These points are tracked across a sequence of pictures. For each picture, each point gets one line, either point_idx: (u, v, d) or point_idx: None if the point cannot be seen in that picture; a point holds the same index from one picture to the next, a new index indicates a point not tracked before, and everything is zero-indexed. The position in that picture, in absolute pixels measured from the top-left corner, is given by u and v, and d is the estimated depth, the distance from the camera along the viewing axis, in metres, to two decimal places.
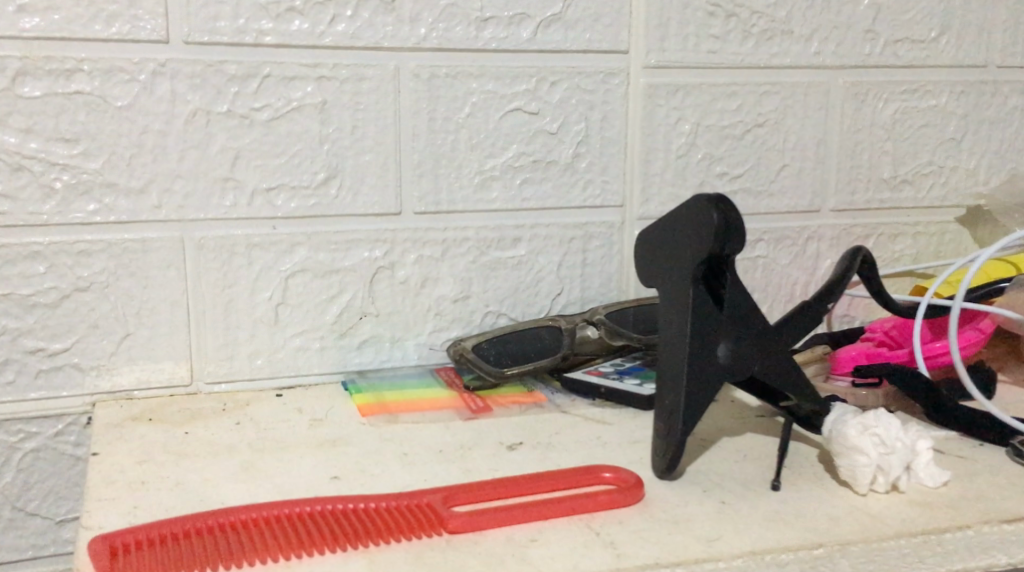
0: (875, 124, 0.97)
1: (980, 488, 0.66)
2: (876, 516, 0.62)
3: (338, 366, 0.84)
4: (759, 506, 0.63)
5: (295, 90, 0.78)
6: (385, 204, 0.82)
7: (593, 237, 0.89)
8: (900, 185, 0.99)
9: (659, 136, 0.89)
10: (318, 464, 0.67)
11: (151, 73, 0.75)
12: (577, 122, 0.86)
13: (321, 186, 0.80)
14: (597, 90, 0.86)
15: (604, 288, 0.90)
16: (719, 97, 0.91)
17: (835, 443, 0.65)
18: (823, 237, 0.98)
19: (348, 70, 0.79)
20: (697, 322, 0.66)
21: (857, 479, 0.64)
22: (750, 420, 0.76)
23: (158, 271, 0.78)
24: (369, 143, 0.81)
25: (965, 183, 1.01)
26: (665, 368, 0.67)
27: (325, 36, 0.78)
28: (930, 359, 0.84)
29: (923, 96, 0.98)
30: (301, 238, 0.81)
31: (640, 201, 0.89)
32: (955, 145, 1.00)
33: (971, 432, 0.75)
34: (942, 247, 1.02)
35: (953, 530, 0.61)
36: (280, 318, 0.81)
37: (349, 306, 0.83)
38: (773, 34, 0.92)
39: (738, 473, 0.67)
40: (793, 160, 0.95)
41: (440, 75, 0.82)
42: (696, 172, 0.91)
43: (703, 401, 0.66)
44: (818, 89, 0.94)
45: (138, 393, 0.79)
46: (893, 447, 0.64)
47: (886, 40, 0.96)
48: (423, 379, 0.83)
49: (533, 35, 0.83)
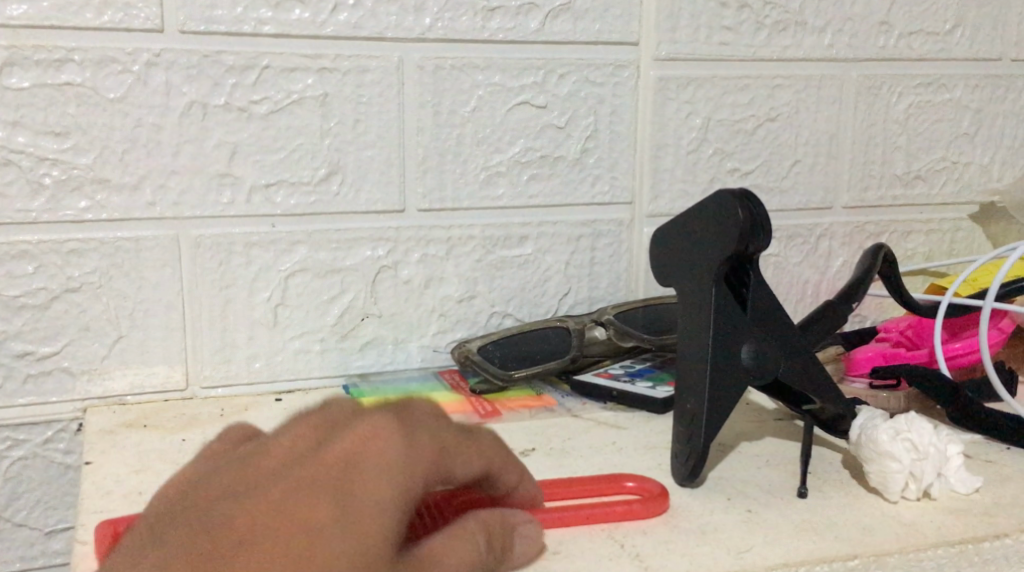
0: (889, 119, 0.91)
1: (1014, 495, 0.63)
2: (909, 524, 0.59)
3: (338, 369, 0.81)
4: (787, 515, 0.60)
5: (295, 82, 0.75)
6: (388, 201, 0.79)
7: (602, 234, 0.85)
8: (913, 181, 0.94)
9: (670, 131, 0.85)
10: None
11: (145, 64, 0.72)
12: (586, 116, 0.83)
13: (321, 182, 0.77)
14: (607, 82, 0.83)
15: (613, 288, 0.87)
16: (729, 90, 0.86)
17: (864, 449, 0.62)
18: (835, 235, 0.93)
19: (350, 61, 0.76)
20: (721, 323, 0.63)
21: (889, 486, 0.61)
22: (768, 423, 0.73)
23: (152, 271, 0.75)
24: (373, 137, 0.78)
25: (978, 179, 0.95)
26: (686, 371, 0.64)
27: (326, 25, 0.75)
28: (952, 360, 0.81)
29: (937, 90, 0.92)
30: (301, 236, 0.77)
31: (650, 198, 0.86)
32: (969, 140, 0.94)
33: (998, 435, 0.72)
34: (955, 245, 0.96)
35: (991, 539, 0.58)
36: (280, 320, 0.78)
37: (351, 307, 0.80)
38: (787, 25, 0.86)
39: (762, 479, 0.64)
40: (806, 156, 0.90)
41: (446, 67, 0.78)
42: (706, 168, 0.87)
43: (726, 405, 0.63)
44: (832, 82, 0.89)
45: (131, 399, 0.76)
46: (926, 452, 0.61)
47: (901, 32, 0.90)
48: (425, 382, 0.80)
49: (541, 26, 0.80)
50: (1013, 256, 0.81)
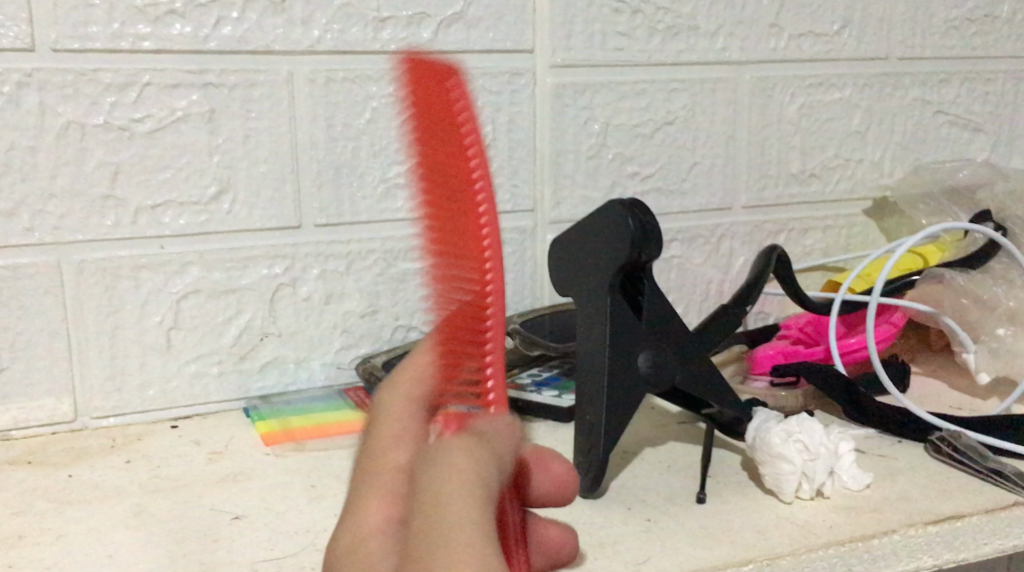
0: (783, 120, 0.92)
1: (904, 490, 0.65)
2: (803, 526, 0.60)
3: (240, 392, 0.79)
4: (685, 522, 0.60)
5: (179, 98, 0.73)
6: (283, 218, 0.77)
7: (505, 243, 0.85)
8: (809, 180, 0.95)
9: (568, 137, 0.85)
10: (218, 503, 0.63)
11: (16, 85, 0.70)
12: (484, 125, 0.82)
13: (211, 201, 0.75)
14: (504, 90, 0.82)
15: (518, 296, 0.86)
16: (627, 95, 0.86)
17: (759, 452, 0.63)
18: (736, 235, 0.93)
19: (236, 75, 0.74)
20: (616, 334, 0.63)
21: (782, 487, 0.62)
22: (671, 428, 0.73)
23: (34, 298, 0.73)
24: (264, 152, 0.76)
25: (872, 176, 0.97)
26: (581, 384, 0.64)
27: (209, 40, 0.73)
28: (847, 355, 0.83)
29: (828, 89, 0.94)
30: (191, 257, 0.75)
31: (552, 205, 0.85)
32: (861, 138, 0.96)
33: (890, 429, 0.73)
34: (851, 240, 0.98)
35: (880, 535, 0.59)
36: (173, 344, 0.76)
37: (248, 327, 0.78)
38: (680, 29, 0.87)
39: (661, 486, 0.65)
40: (705, 159, 0.91)
41: (337, 79, 0.77)
42: (606, 173, 0.87)
43: (624, 416, 0.63)
44: (726, 85, 0.90)
45: (17, 433, 0.74)
46: (817, 453, 0.62)
47: (790, 34, 0.91)
48: (331, 402, 0.78)
49: (434, 35, 0.79)
50: (898, 252, 0.83)
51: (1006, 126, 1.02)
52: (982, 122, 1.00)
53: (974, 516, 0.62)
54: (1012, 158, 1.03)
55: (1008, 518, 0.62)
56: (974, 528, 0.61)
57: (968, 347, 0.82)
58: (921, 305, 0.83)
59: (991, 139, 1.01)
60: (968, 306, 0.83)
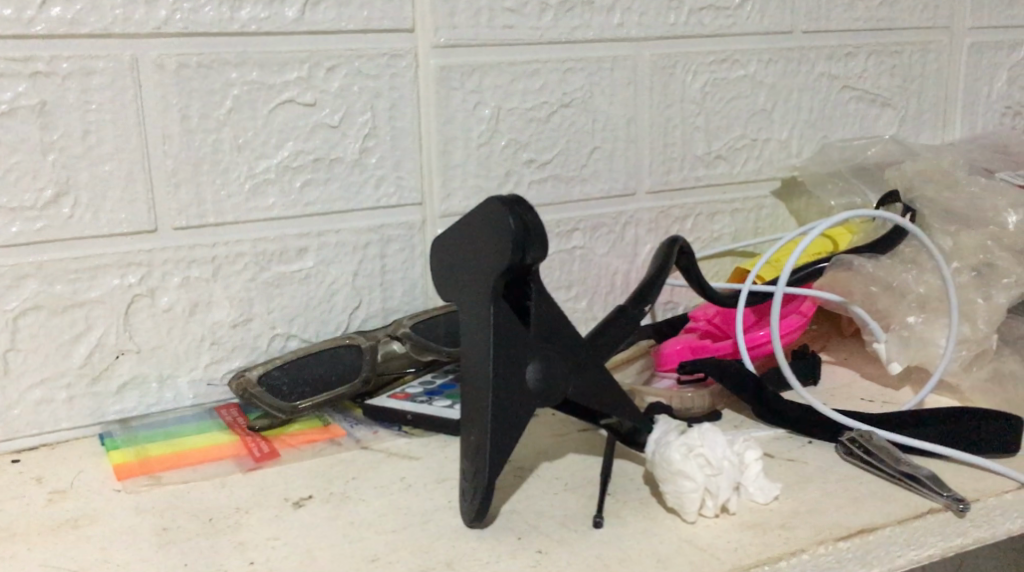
0: (685, 99, 0.87)
1: (814, 499, 0.60)
2: (707, 549, 0.55)
3: (95, 415, 0.71)
4: (580, 551, 0.55)
5: (3, 90, 0.65)
6: (136, 221, 0.70)
7: (391, 240, 0.78)
8: (714, 161, 0.90)
9: (457, 123, 0.78)
10: (53, 557, 0.56)
11: None
12: (362, 112, 0.75)
13: (48, 205, 0.67)
14: (383, 74, 0.75)
15: (409, 297, 0.79)
16: (518, 76, 0.80)
17: (658, 470, 0.58)
18: (640, 222, 0.88)
19: (69, 63, 0.66)
20: (501, 344, 0.57)
21: (684, 506, 0.57)
22: (571, 438, 0.68)
23: None
24: (109, 149, 0.68)
25: (780, 156, 0.93)
26: (468, 399, 0.59)
27: (35, 24, 0.65)
28: (756, 348, 0.78)
29: (731, 66, 0.88)
30: (28, 269, 0.68)
31: (442, 196, 0.79)
32: (767, 116, 0.91)
33: (805, 431, 0.68)
34: (760, 224, 0.94)
35: (788, 557, 0.55)
36: (12, 367, 0.69)
37: (100, 344, 0.71)
38: (573, 5, 0.81)
39: (555, 508, 0.59)
40: (604, 143, 0.85)
41: (190, 65, 0.69)
42: (500, 161, 0.81)
43: (509, 437, 0.57)
44: (625, 63, 0.84)
45: None
46: (720, 468, 0.57)
47: (690, 8, 0.85)
48: (200, 423, 0.71)
49: (300, 14, 0.71)
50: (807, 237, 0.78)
51: (915, 99, 0.98)
52: (890, 97, 0.96)
53: (887, 527, 0.57)
54: (921, 132, 0.99)
55: (923, 527, 0.58)
56: (888, 541, 0.57)
57: (877, 337, 0.77)
58: (830, 293, 0.78)
59: (900, 114, 0.97)
60: (877, 293, 0.78)
